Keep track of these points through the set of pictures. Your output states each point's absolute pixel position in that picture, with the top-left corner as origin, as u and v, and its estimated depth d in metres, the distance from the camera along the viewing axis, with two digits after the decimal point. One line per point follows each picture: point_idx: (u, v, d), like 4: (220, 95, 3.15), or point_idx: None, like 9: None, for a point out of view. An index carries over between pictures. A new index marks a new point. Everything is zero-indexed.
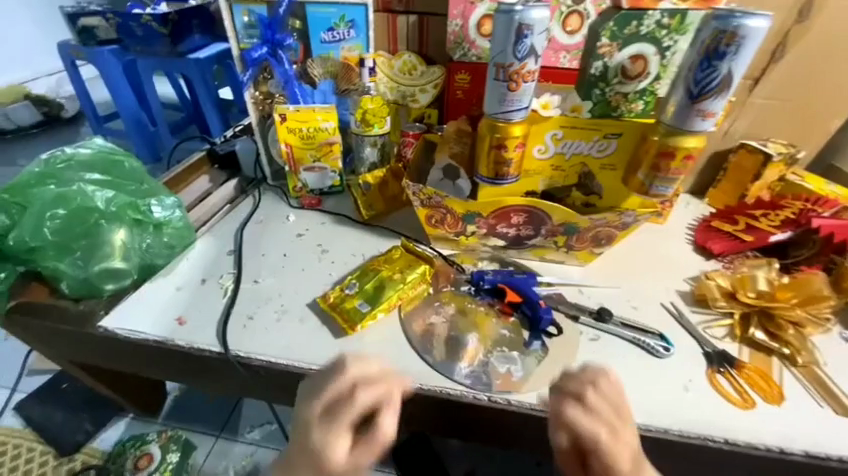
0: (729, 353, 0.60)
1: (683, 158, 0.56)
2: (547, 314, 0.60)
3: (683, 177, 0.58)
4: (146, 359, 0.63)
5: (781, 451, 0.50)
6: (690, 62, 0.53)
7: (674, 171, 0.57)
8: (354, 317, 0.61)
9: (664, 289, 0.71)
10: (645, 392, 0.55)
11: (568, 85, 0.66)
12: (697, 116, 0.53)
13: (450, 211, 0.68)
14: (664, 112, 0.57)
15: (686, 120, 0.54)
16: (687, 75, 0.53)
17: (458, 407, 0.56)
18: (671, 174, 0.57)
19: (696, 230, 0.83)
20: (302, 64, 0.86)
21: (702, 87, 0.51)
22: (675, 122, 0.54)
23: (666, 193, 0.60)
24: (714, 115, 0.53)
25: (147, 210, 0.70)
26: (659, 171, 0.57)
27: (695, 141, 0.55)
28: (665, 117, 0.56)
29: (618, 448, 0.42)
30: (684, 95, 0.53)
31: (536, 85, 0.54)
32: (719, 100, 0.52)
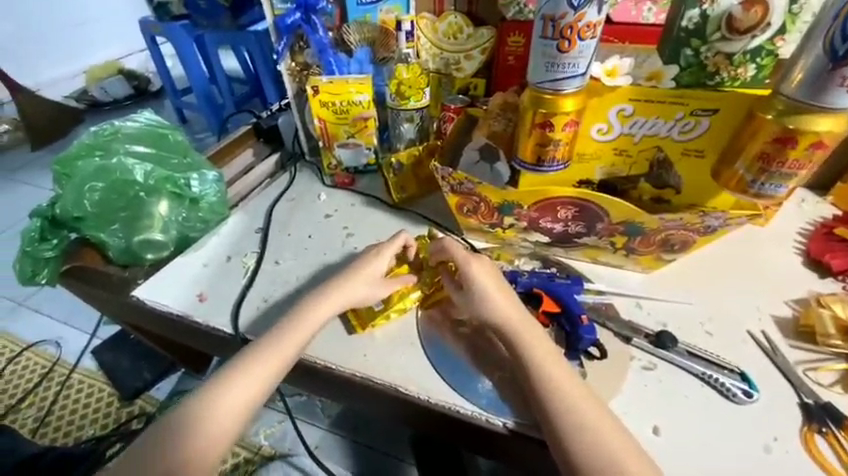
0: (836, 408, 0.46)
1: (810, 146, 0.40)
2: (589, 332, 0.50)
3: (805, 172, 0.42)
4: (172, 330, 0.65)
5: None
6: (837, 5, 0.36)
7: (793, 163, 0.41)
8: (365, 314, 0.57)
9: (754, 312, 0.56)
10: (707, 445, 0.43)
11: (650, 47, 0.50)
12: (839, 85, 0.37)
13: (483, 199, 0.60)
14: (786, 80, 0.40)
15: (832, 90, 0.37)
16: (825, 35, 0.37)
17: (470, 427, 0.50)
18: (786, 167, 0.42)
19: (810, 238, 0.65)
20: (337, 30, 0.79)
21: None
22: (814, 91, 0.38)
23: (778, 193, 0.44)
24: None
25: (185, 184, 0.71)
26: (769, 162, 0.42)
27: (835, 124, 0.38)
28: (786, 87, 0.40)
29: (503, 303, 0.50)
30: (821, 54, 0.37)
31: (598, 43, 0.41)
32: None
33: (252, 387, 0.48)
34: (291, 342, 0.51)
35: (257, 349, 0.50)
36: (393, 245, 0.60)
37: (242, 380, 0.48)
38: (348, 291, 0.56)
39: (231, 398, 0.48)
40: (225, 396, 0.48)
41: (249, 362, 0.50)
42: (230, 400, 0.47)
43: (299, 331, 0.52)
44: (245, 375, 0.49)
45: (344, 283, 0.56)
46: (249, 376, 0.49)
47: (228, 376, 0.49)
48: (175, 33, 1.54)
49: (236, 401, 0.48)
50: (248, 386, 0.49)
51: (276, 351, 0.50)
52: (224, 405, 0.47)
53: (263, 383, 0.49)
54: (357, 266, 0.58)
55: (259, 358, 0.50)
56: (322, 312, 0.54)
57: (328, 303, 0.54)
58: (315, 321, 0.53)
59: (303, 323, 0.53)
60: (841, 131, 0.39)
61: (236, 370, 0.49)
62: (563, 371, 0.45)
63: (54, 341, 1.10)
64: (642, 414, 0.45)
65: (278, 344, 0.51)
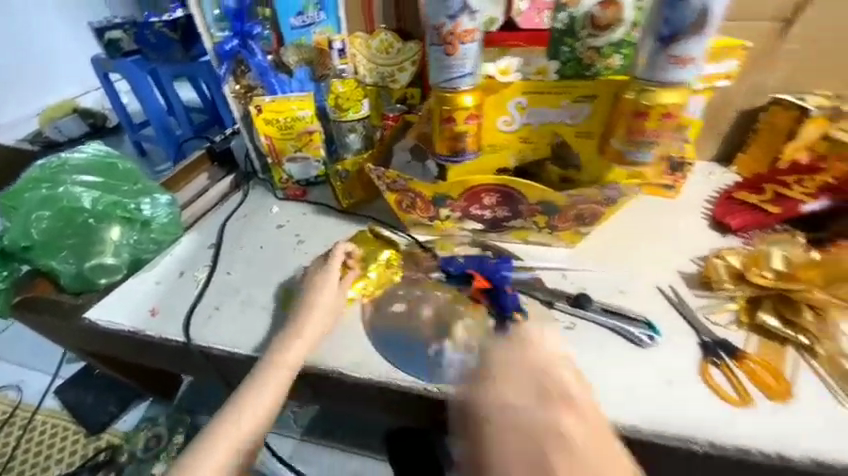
0: (730, 342, 0.52)
1: (661, 116, 0.48)
2: (511, 299, 0.57)
3: (664, 140, 0.50)
4: (129, 349, 0.67)
5: (780, 457, 0.43)
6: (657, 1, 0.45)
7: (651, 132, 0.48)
8: None
9: (663, 271, 0.63)
10: (615, 387, 0.48)
11: (538, 45, 0.56)
12: (670, 64, 0.45)
13: (418, 194, 0.66)
14: (635, 64, 0.49)
15: (669, 70, 0.45)
16: (653, 29, 0.45)
17: (417, 398, 0.55)
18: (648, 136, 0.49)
19: (715, 203, 0.74)
20: (276, 53, 0.85)
21: (676, 32, 0.44)
22: (657, 72, 0.46)
23: (646, 159, 0.50)
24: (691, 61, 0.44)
25: (135, 208, 0.74)
26: (632, 133, 0.49)
27: (678, 96, 0.46)
28: (636, 69, 0.48)
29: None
30: (653, 40, 0.45)
31: (479, 45, 0.47)
32: (699, 44, 0.44)
33: (243, 437, 0.48)
34: (281, 376, 0.52)
35: (243, 402, 0.49)
36: (339, 250, 0.63)
37: (238, 428, 0.48)
38: (316, 306, 0.58)
39: (228, 448, 0.47)
40: (216, 452, 0.47)
41: (234, 413, 0.49)
42: (224, 457, 0.47)
43: (285, 374, 0.52)
44: (238, 419, 0.48)
45: (315, 304, 0.58)
46: (245, 422, 0.49)
47: (222, 425, 0.48)
48: (129, 70, 1.54)
49: (228, 455, 0.47)
50: (244, 432, 0.48)
51: (260, 397, 0.50)
52: (216, 463, 0.46)
53: (255, 430, 0.49)
54: (318, 279, 0.61)
55: (244, 408, 0.49)
56: (304, 339, 0.55)
57: (308, 328, 0.56)
58: (298, 350, 0.54)
59: (282, 362, 0.53)
60: (684, 102, 0.46)
61: (224, 424, 0.48)
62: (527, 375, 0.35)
63: (14, 386, 1.06)
64: None
65: (264, 392, 0.50)
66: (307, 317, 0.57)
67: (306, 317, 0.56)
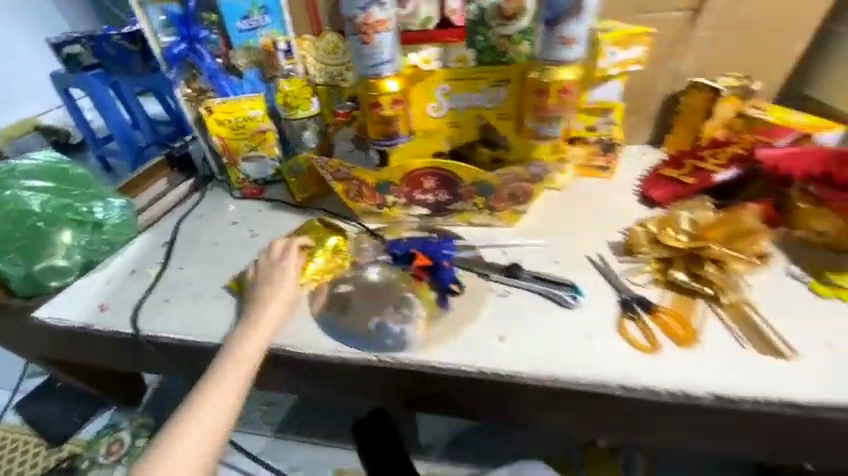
0: (646, 299, 0.56)
1: (560, 92, 0.52)
2: (447, 272, 0.61)
3: (569, 114, 0.54)
4: (82, 347, 0.68)
5: (685, 395, 0.47)
6: None
7: (553, 108, 0.53)
8: None
9: (594, 242, 0.67)
10: (542, 345, 0.53)
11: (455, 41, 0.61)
12: (558, 44, 0.50)
13: (362, 182, 0.69)
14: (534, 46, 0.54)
15: (559, 50, 0.50)
16: (541, 17, 0.50)
17: (363, 372, 0.57)
18: (552, 111, 0.53)
19: (645, 179, 0.79)
20: (225, 56, 0.87)
21: (559, 15, 0.49)
22: (548, 53, 0.51)
23: (556, 134, 0.55)
24: (576, 41, 0.49)
25: (87, 211, 0.75)
26: (538, 111, 0.53)
27: (571, 72, 0.51)
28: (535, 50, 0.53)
29: None
30: (542, 22, 0.50)
31: (393, 34, 0.52)
32: (581, 23, 0.48)
33: (208, 433, 0.49)
34: (242, 366, 0.54)
35: (203, 398, 0.51)
36: (275, 245, 0.65)
37: (203, 420, 0.50)
38: (270, 296, 0.60)
39: (195, 439, 0.49)
40: (180, 448, 0.48)
41: (195, 409, 0.50)
42: (186, 452, 0.48)
43: (244, 367, 0.54)
44: (203, 411, 0.50)
45: (272, 295, 0.60)
46: (209, 414, 0.50)
47: (187, 417, 0.50)
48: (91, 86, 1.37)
49: (192, 451, 0.48)
50: (208, 424, 0.50)
51: (221, 393, 0.51)
52: (181, 459, 0.47)
53: (219, 426, 0.50)
54: (273, 271, 0.62)
55: (205, 405, 0.51)
56: (262, 330, 0.57)
57: (266, 318, 0.58)
58: (257, 340, 0.56)
59: (239, 356, 0.54)
60: (577, 79, 0.51)
61: (187, 421, 0.49)
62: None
63: None
64: (492, 328, 0.55)
65: (224, 387, 0.52)
66: (265, 306, 0.59)
67: (264, 307, 0.59)
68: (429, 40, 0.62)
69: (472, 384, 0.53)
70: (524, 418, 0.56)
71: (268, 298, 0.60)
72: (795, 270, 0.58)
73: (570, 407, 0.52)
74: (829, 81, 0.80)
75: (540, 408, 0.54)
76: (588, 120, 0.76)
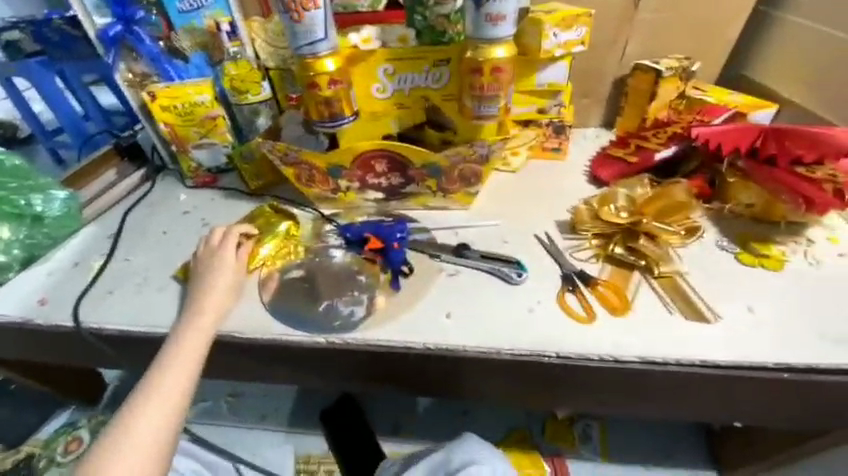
0: (587, 273, 0.59)
1: (493, 71, 0.52)
2: (397, 254, 0.61)
3: (505, 93, 0.54)
4: (22, 345, 0.65)
5: (616, 360, 0.50)
6: None
7: (488, 87, 0.53)
8: None
9: (542, 220, 0.69)
10: (485, 319, 0.54)
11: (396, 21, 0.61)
12: (486, 22, 0.49)
13: (313, 166, 0.68)
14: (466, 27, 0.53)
15: (489, 29, 0.50)
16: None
17: (316, 355, 0.58)
18: (488, 91, 0.54)
19: (593, 160, 0.81)
20: (168, 39, 0.84)
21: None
22: (479, 32, 0.50)
23: (495, 114, 0.55)
24: (504, 18, 0.49)
25: (24, 204, 0.72)
26: (473, 89, 0.53)
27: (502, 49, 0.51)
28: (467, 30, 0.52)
29: None
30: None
31: (327, 10, 0.51)
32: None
33: (159, 424, 0.49)
34: (188, 359, 0.53)
35: (149, 391, 0.50)
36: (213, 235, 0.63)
37: (149, 415, 0.49)
38: (212, 286, 0.59)
39: (142, 436, 0.48)
40: (128, 445, 0.47)
41: (141, 404, 0.49)
42: (135, 449, 0.47)
43: (191, 357, 0.53)
44: (149, 407, 0.49)
45: (214, 285, 0.59)
46: (156, 409, 0.49)
47: (133, 413, 0.49)
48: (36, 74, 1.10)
49: (143, 443, 0.47)
50: (155, 419, 0.49)
51: (167, 386, 0.50)
52: (131, 452, 0.47)
53: (170, 415, 0.49)
54: (214, 261, 0.61)
55: (151, 399, 0.50)
56: (207, 320, 0.56)
57: (210, 309, 0.57)
58: (202, 331, 0.55)
59: (184, 349, 0.54)
60: (509, 57, 0.51)
61: (134, 415, 0.48)
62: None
63: None
64: (440, 305, 0.56)
65: (170, 378, 0.51)
66: (208, 297, 0.58)
67: (207, 297, 0.58)
68: (378, 22, 0.62)
69: (421, 360, 0.55)
70: (473, 390, 0.58)
71: (212, 286, 0.59)
72: (724, 242, 0.62)
73: (513, 376, 0.54)
74: (768, 61, 0.84)
75: (489, 379, 0.56)
76: (538, 102, 0.77)
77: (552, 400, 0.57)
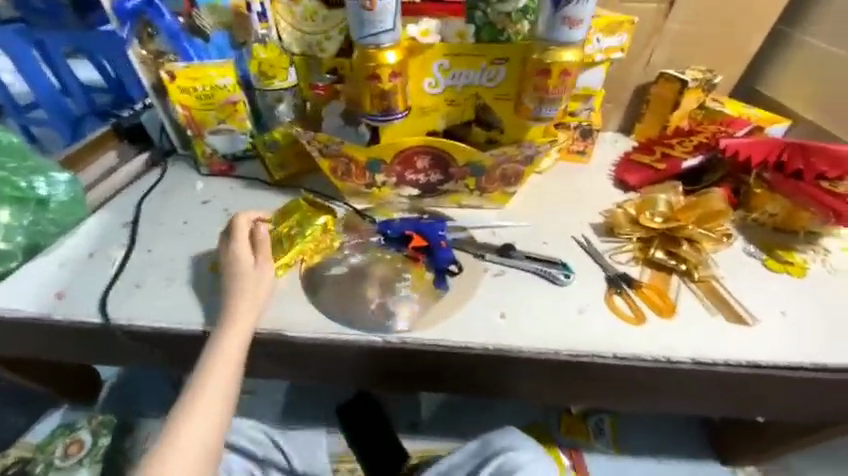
0: (630, 275, 0.60)
1: (560, 75, 0.53)
2: (446, 253, 0.61)
3: (566, 97, 0.55)
4: (34, 344, 0.60)
5: (669, 361, 0.52)
6: None
7: (554, 89, 0.53)
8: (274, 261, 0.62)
9: (577, 223, 0.70)
10: (543, 320, 0.55)
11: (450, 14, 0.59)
12: (562, 26, 0.50)
13: (352, 159, 0.67)
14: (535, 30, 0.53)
15: (562, 31, 0.50)
16: None
17: (362, 355, 0.57)
18: (552, 95, 0.54)
19: (618, 164, 0.83)
20: (188, 15, 0.79)
21: None
22: (550, 34, 0.51)
23: (552, 116, 0.56)
24: (581, 23, 0.50)
25: (27, 186, 0.67)
26: (541, 91, 0.54)
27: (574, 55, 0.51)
28: (537, 32, 0.52)
29: None
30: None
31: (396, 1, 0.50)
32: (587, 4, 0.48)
33: (207, 426, 0.47)
34: (226, 365, 0.49)
35: (191, 400, 0.47)
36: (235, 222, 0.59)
37: (192, 427, 0.46)
38: (242, 286, 0.54)
39: (186, 448, 0.45)
40: (173, 459, 0.44)
41: (183, 415, 0.46)
42: (181, 464, 0.44)
43: (231, 355, 0.50)
44: (191, 419, 0.46)
45: (243, 285, 0.55)
46: (197, 421, 0.46)
47: (175, 426, 0.46)
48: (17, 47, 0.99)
49: (188, 456, 0.45)
50: (200, 431, 0.46)
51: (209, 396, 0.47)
52: (177, 466, 0.44)
53: (218, 417, 0.47)
54: (232, 258, 0.57)
55: (193, 410, 0.47)
56: (242, 321, 0.52)
57: (245, 310, 0.53)
58: (239, 335, 0.51)
59: (222, 354, 0.50)
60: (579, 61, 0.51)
61: (178, 424, 0.46)
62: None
63: None
64: (492, 305, 0.57)
65: (211, 384, 0.48)
66: (241, 297, 0.54)
67: (240, 297, 0.54)
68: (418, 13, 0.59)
69: (474, 360, 0.54)
70: (520, 392, 0.57)
71: (241, 285, 0.55)
72: (751, 249, 0.65)
73: (562, 377, 0.55)
74: (780, 78, 0.89)
75: (539, 380, 0.55)
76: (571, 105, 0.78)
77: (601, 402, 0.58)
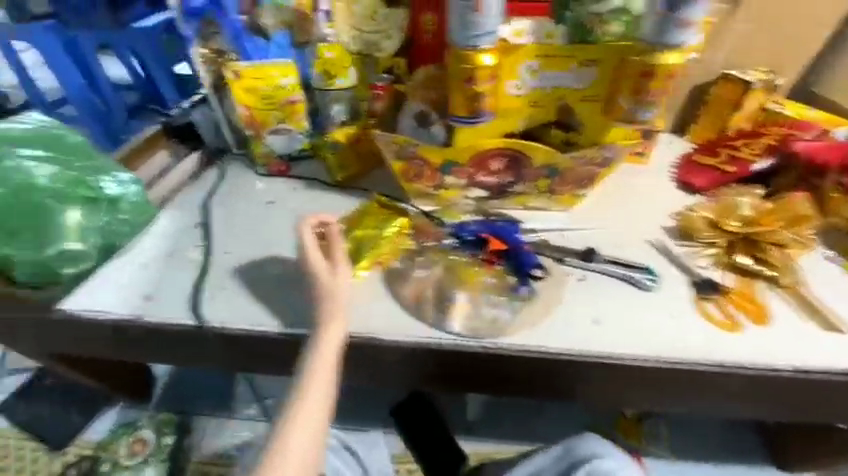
0: (716, 281, 0.61)
1: (665, 77, 0.55)
2: (530, 257, 0.61)
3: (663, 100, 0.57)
4: (116, 345, 0.62)
5: (770, 367, 0.53)
6: None
7: (656, 93, 0.56)
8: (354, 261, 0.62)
9: (649, 225, 0.69)
10: (643, 331, 0.55)
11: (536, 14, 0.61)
12: (676, 27, 0.51)
13: (427, 161, 0.66)
14: (639, 31, 0.55)
15: (673, 34, 0.51)
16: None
17: (447, 360, 0.57)
18: (652, 97, 0.56)
19: (679, 166, 0.81)
20: (250, 14, 0.77)
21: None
22: (660, 37, 0.52)
23: (648, 119, 0.57)
24: (694, 25, 0.51)
25: (98, 186, 0.66)
26: (642, 94, 0.56)
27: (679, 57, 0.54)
28: (643, 33, 0.54)
29: None
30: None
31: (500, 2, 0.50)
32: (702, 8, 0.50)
33: (310, 433, 0.48)
34: (323, 374, 0.50)
35: (295, 408, 0.49)
36: (306, 229, 0.58)
37: (297, 434, 0.48)
38: (325, 294, 0.54)
39: (294, 456, 0.47)
40: (284, 466, 0.46)
41: (289, 422, 0.48)
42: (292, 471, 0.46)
43: (326, 364, 0.51)
44: (297, 426, 0.48)
45: (326, 292, 0.54)
46: (302, 428, 0.48)
47: (281, 434, 0.47)
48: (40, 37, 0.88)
49: (298, 463, 0.46)
50: (304, 438, 0.48)
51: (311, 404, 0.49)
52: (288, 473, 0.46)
53: (319, 423, 0.49)
54: (308, 265, 0.56)
55: (297, 417, 0.48)
56: (333, 329, 0.53)
57: (333, 319, 0.53)
58: (331, 343, 0.52)
59: (318, 362, 0.51)
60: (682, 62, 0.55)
61: (285, 432, 0.48)
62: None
63: None
64: (583, 311, 0.57)
65: (312, 392, 0.49)
66: (327, 304, 0.54)
67: (326, 305, 0.54)
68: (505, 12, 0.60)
69: (570, 368, 0.55)
70: (599, 398, 0.58)
71: (323, 291, 0.54)
72: (830, 254, 0.65)
73: (647, 383, 0.55)
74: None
75: (623, 386, 0.56)
76: None
77: (685, 407, 0.58)
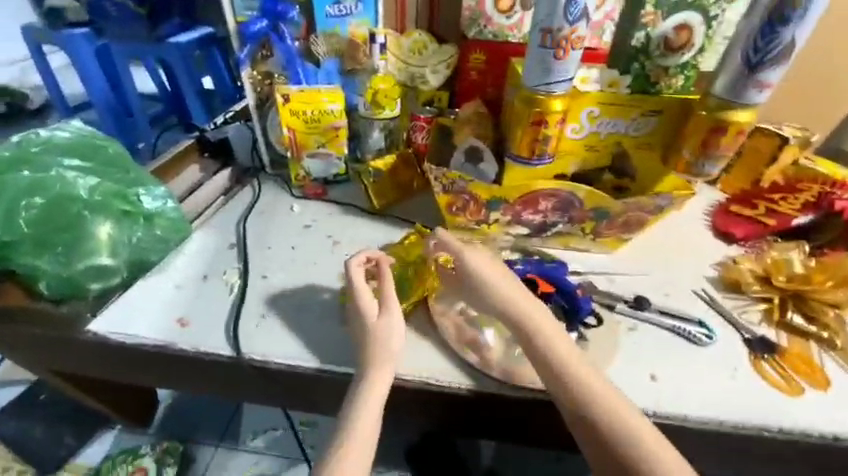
0: (769, 339, 0.59)
1: (735, 133, 0.60)
2: (586, 303, 0.58)
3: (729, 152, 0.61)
4: (142, 368, 0.59)
5: (836, 439, 0.50)
6: (751, 29, 0.56)
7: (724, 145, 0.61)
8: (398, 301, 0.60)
9: (693, 274, 0.68)
10: (702, 390, 0.53)
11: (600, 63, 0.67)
12: (753, 88, 0.57)
13: (474, 196, 0.64)
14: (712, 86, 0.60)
15: (751, 93, 0.57)
16: (739, 58, 0.57)
17: (496, 408, 0.54)
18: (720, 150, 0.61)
19: (715, 215, 0.80)
20: (305, 40, 0.79)
21: (759, 61, 0.55)
22: (735, 95, 0.58)
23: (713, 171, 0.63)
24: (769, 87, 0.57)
25: (135, 199, 0.64)
26: (708, 147, 0.61)
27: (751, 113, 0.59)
28: (715, 90, 0.59)
29: None
30: (741, 61, 0.57)
31: (582, 54, 0.56)
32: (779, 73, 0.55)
33: None
34: (367, 421, 0.46)
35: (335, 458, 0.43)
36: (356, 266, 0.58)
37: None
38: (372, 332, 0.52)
39: None
40: None
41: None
42: None
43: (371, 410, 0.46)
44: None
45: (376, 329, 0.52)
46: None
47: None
48: (74, 46, 0.88)
49: None
50: None
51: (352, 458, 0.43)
52: None
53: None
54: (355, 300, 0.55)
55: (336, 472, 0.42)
56: (381, 371, 0.49)
57: (383, 358, 0.50)
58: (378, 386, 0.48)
59: (362, 407, 0.47)
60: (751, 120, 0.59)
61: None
62: (674, 457, 0.42)
63: None
64: (639, 363, 0.55)
65: (354, 440, 0.44)
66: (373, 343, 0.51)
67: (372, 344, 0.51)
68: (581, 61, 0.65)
69: None
70: None
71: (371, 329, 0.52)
72: None
73: (696, 446, 0.53)
74: None
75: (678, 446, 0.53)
76: None
77: (735, 469, 0.56)
